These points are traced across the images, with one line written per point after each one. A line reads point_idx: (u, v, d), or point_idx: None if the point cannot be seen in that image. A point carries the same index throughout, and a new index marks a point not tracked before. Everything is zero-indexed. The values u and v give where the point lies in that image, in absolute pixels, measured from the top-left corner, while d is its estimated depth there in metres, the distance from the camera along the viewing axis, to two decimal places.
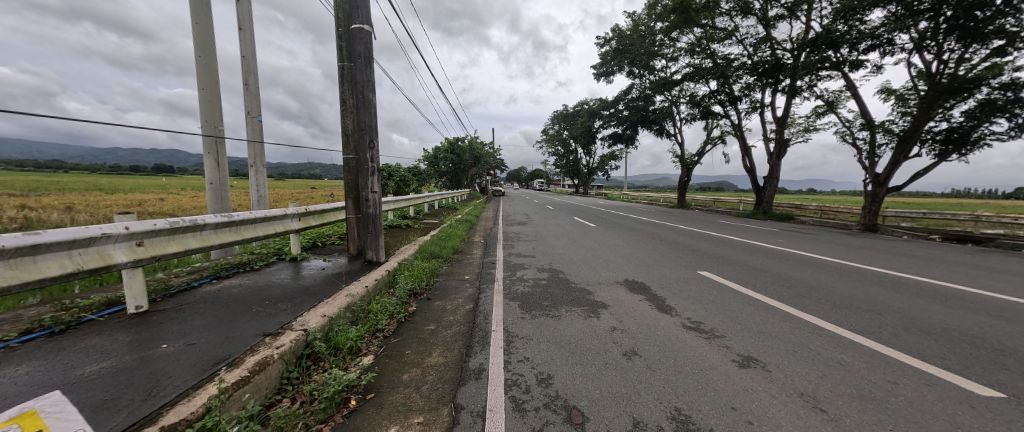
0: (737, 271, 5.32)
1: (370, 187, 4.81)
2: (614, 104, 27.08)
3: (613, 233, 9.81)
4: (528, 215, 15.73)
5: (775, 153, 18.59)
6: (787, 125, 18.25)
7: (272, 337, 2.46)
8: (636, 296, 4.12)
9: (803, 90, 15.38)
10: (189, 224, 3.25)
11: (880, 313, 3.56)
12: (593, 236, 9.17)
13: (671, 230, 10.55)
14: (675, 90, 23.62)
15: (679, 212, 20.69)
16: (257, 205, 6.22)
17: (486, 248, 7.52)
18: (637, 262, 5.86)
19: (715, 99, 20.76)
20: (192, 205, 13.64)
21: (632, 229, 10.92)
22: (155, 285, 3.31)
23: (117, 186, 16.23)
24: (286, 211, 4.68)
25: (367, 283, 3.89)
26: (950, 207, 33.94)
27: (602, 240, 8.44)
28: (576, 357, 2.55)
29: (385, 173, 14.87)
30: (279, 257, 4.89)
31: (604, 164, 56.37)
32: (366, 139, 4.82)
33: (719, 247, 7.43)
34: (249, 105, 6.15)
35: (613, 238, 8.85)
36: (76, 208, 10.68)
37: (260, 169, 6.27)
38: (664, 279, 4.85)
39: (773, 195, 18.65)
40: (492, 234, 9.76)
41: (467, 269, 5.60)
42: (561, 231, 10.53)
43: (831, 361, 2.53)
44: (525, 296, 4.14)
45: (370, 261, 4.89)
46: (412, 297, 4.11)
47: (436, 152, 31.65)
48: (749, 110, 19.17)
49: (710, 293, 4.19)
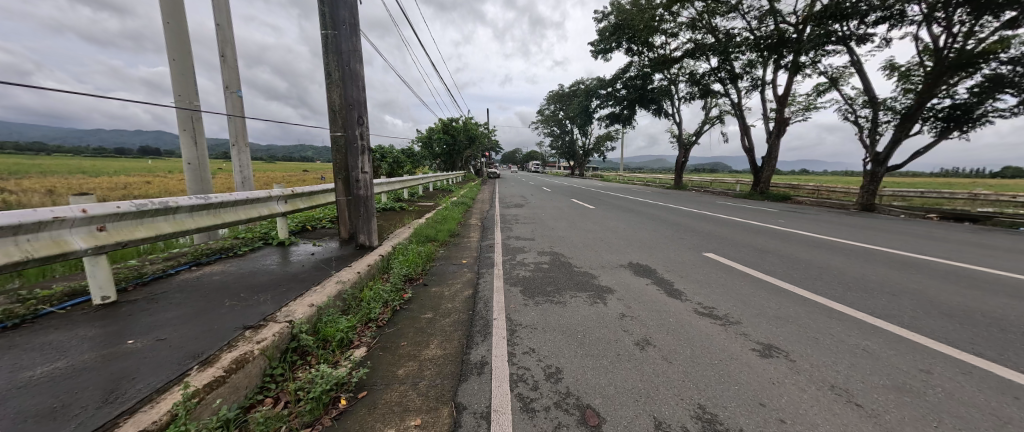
0: (743, 252, 5.17)
1: (360, 167, 4.49)
2: (612, 82, 26.36)
3: (612, 215, 9.63)
4: (525, 197, 15.46)
5: (774, 132, 18.32)
6: (789, 104, 17.91)
7: (252, 330, 2.23)
8: (643, 280, 3.95)
9: (807, 66, 14.95)
10: (161, 207, 2.95)
11: (897, 295, 3.44)
12: (593, 218, 8.96)
13: (670, 211, 10.39)
14: (675, 67, 22.95)
15: (677, 193, 20.57)
16: (242, 187, 5.87)
17: (484, 231, 7.29)
18: (640, 244, 5.68)
19: (716, 77, 20.21)
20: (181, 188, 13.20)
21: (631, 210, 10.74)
22: (126, 272, 3.03)
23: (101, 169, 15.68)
24: (270, 193, 4.37)
25: (359, 269, 3.66)
26: (940, 186, 34.39)
27: (602, 222, 8.24)
28: (585, 348, 2.37)
29: (378, 154, 14.40)
30: (265, 242, 4.61)
31: (600, 145, 55.70)
32: (355, 115, 4.45)
33: (722, 228, 7.27)
34: (226, 78, 5.68)
35: (614, 219, 8.65)
36: (58, 191, 10.20)
37: (244, 148, 5.88)
38: (670, 262, 4.68)
39: (771, 175, 18.52)
40: (489, 217, 9.53)
41: (465, 253, 5.39)
42: (559, 213, 10.31)
43: (856, 349, 2.38)
44: (527, 280, 3.96)
45: (363, 246, 4.64)
46: (407, 283, 3.90)
47: (430, 133, 30.89)
48: (749, 89, 18.75)
49: (719, 276, 4.04)
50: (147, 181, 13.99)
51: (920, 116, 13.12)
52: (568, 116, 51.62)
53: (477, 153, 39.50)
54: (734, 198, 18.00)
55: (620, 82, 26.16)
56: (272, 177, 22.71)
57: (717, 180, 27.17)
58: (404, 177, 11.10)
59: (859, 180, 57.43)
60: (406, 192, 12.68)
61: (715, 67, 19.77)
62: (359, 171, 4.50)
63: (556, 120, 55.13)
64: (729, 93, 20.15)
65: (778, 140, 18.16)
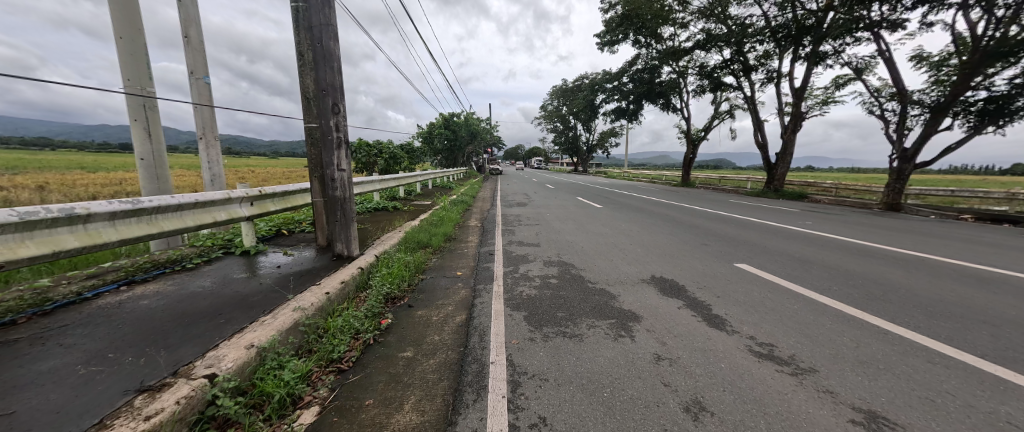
0: (781, 263, 4.48)
1: (335, 163, 3.81)
2: (619, 76, 25.46)
3: (622, 215, 8.93)
4: (529, 195, 14.77)
5: (789, 127, 17.45)
6: (807, 98, 16.99)
7: (148, 396, 1.57)
8: (673, 301, 3.26)
9: (828, 56, 14.06)
10: (61, 215, 2.27)
11: (997, 326, 2.73)
12: (603, 219, 8.26)
13: (685, 212, 9.65)
14: (684, 60, 22.04)
15: (686, 191, 19.82)
16: (211, 185, 5.21)
17: (483, 235, 6.62)
18: (659, 252, 4.99)
19: (728, 69, 19.32)
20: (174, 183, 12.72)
21: (642, 211, 10.01)
22: (24, 298, 2.38)
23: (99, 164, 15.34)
24: (230, 194, 3.69)
25: (327, 289, 2.99)
26: (955, 184, 33.27)
27: (612, 224, 7.54)
28: (616, 418, 1.70)
29: (373, 150, 13.73)
30: (228, 250, 3.96)
31: (604, 141, 54.69)
32: (329, 101, 3.75)
33: (746, 232, 6.57)
34: (191, 62, 4.99)
35: (625, 221, 7.94)
36: (45, 186, 9.80)
37: (213, 141, 5.22)
38: (699, 275, 3.99)
39: (785, 172, 17.68)
40: (490, 218, 8.86)
41: (460, 262, 4.72)
42: (564, 213, 9.60)
43: (997, 421, 1.70)
44: (531, 300, 3.30)
45: (340, 256, 3.96)
46: (388, 305, 3.23)
47: (430, 128, 30.16)
48: (764, 81, 17.85)
49: (765, 295, 3.34)
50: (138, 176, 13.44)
51: (952, 110, 12.25)
52: (572, 112, 50.69)
53: (479, 149, 38.77)
54: (746, 196, 17.21)
55: (627, 76, 25.26)
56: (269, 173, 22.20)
57: (726, 178, 26.28)
58: (399, 174, 10.45)
59: (869, 177, 56.14)
60: (403, 190, 12.01)
61: (728, 58, 18.86)
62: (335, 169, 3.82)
63: (559, 116, 54.15)
64: (742, 87, 19.24)
65: (794, 135, 17.27)
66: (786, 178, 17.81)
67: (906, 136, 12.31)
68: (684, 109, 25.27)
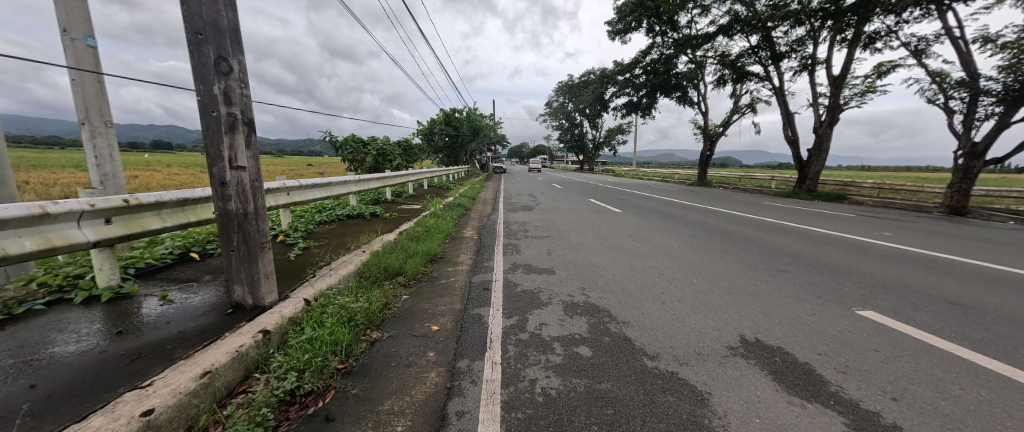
0: (927, 310, 2.95)
1: (225, 158, 2.30)
2: (631, 68, 23.74)
3: (650, 222, 7.43)
4: (535, 196, 13.24)
5: (824, 120, 15.70)
6: (846, 88, 15.19)
7: None
8: (818, 409, 1.76)
9: (877, 37, 12.31)
10: None
11: None
12: (628, 228, 6.78)
13: (723, 218, 8.10)
14: (703, 48, 20.27)
15: (706, 192, 18.18)
16: (100, 188, 3.76)
17: (480, 252, 5.14)
18: (730, 286, 3.49)
19: (754, 57, 17.58)
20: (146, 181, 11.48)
21: (670, 216, 8.47)
22: None
23: None
24: (47, 206, 2.19)
25: (147, 407, 1.46)
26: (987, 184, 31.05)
27: (641, 235, 6.05)
28: None
29: (362, 145, 12.32)
30: (64, 298, 2.48)
31: (611, 138, 53.02)
32: (210, 54, 2.21)
33: (823, 249, 5.03)
34: (63, 16, 3.52)
35: (657, 231, 6.44)
36: None
37: (104, 129, 3.80)
38: (817, 336, 2.50)
39: (820, 170, 15.95)
40: (490, 225, 7.37)
41: (440, 304, 3.23)
42: (579, 218, 8.13)
43: None
44: (555, 407, 1.78)
45: (239, 307, 2.44)
46: (285, 421, 1.70)
47: (431, 124, 28.87)
48: (796, 70, 16.09)
49: (976, 397, 1.85)
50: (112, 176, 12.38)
51: None
52: (578, 108, 49.12)
53: (482, 146, 37.47)
54: (775, 197, 15.59)
55: (640, 67, 23.51)
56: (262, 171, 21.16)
57: (746, 177, 24.55)
58: (388, 172, 9.05)
59: (888, 175, 53.91)
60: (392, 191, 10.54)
61: (754, 45, 17.13)
62: (225, 165, 2.30)
63: (564, 113, 52.47)
64: (768, 77, 17.53)
65: (831, 130, 15.48)
66: (820, 177, 16.09)
67: (975, 128, 10.57)
68: (701, 103, 23.54)
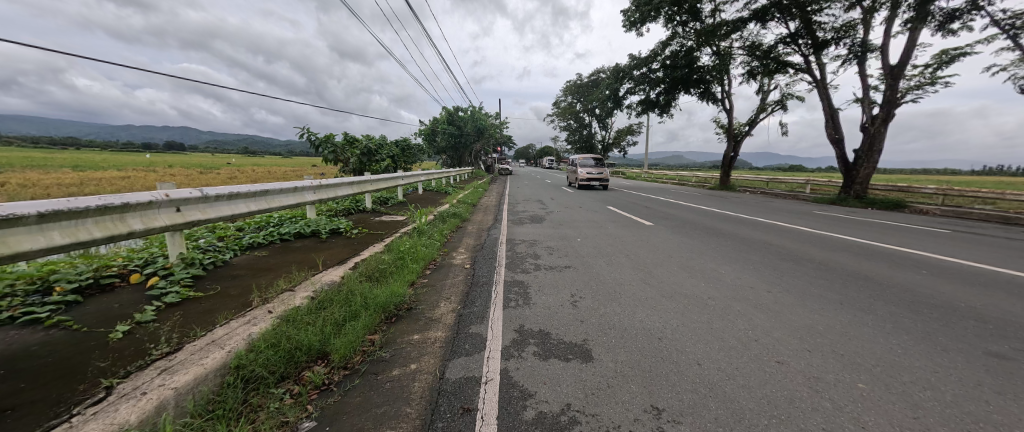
0: None
1: None
2: (648, 62, 21.85)
3: (696, 241, 5.75)
4: (544, 203, 11.56)
5: (877, 116, 13.71)
6: (905, 78, 13.23)
7: None
8: None
9: (953, 16, 10.37)
10: None
11: None
12: (672, 250, 5.10)
13: (788, 236, 6.34)
14: (731, 38, 18.36)
15: (736, 197, 16.29)
16: None
17: (470, 296, 3.46)
18: (949, 411, 1.75)
19: (793, 46, 15.66)
20: (102, 183, 10.03)
21: (718, 232, 6.73)
22: None
23: (43, 159, 12.95)
24: None
25: None
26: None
27: (698, 265, 4.36)
28: None
29: (347, 143, 10.79)
30: None
31: (621, 139, 51.10)
32: None
33: (996, 299, 3.27)
34: None
35: (715, 257, 4.75)
36: None
37: None
38: None
39: (870, 173, 13.99)
40: (490, 244, 5.73)
41: None
42: (603, 233, 6.47)
43: None
44: None
45: None
46: None
47: (433, 124, 27.48)
48: (842, 59, 14.15)
49: None
50: (78, 177, 11.18)
51: None
52: (587, 108, 47.42)
53: (488, 147, 36.08)
54: (819, 205, 13.67)
55: (658, 61, 21.65)
56: (260, 170, 20.28)
57: (774, 180, 22.51)
58: (366, 176, 7.48)
59: (915, 178, 51.05)
60: (376, 197, 8.91)
61: (793, 31, 15.24)
62: None
63: (572, 113, 50.70)
64: (808, 69, 15.61)
65: (884, 127, 13.54)
66: (871, 181, 14.12)
67: None
68: (725, 100, 21.61)
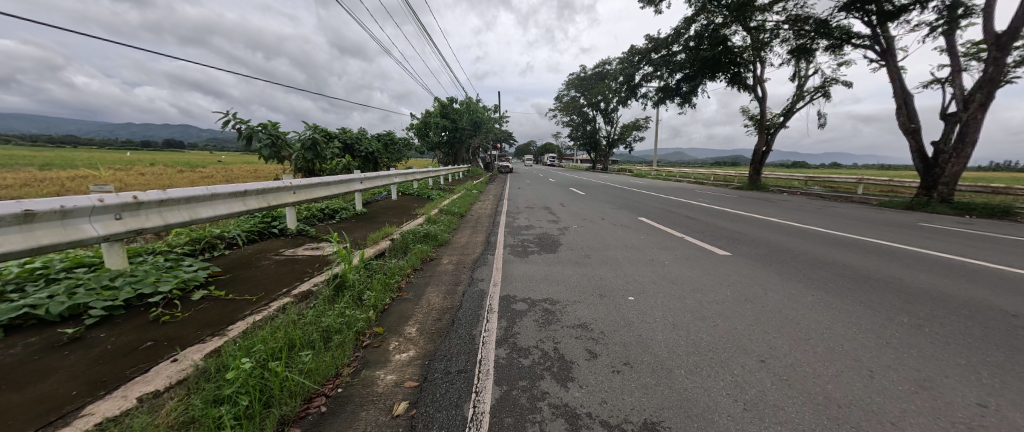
0: None
1: None
2: (669, 43, 18.84)
3: (852, 304, 3.10)
4: (553, 212, 8.92)
5: (972, 99, 10.93)
6: (1012, 50, 10.43)
7: None
8: None
9: None
10: None
11: None
12: (844, 342, 2.44)
13: (981, 282, 3.71)
14: (771, 10, 15.48)
15: (782, 201, 13.57)
16: None
17: None
18: None
19: (856, 14, 12.72)
20: None
21: (850, 271, 4.08)
22: None
23: None
24: None
25: None
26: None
27: (986, 420, 1.69)
28: None
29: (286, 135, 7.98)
30: None
31: (627, 134, 48.40)
32: None
33: None
34: None
35: (971, 375, 2.09)
36: None
37: None
38: None
39: (958, 171, 11.28)
40: (471, 314, 3.05)
41: None
42: (665, 279, 3.81)
43: None
44: None
45: None
46: None
47: (426, 117, 24.82)
48: (926, 26, 11.29)
49: None
50: None
51: None
52: (591, 101, 44.67)
53: (487, 143, 33.43)
54: (895, 211, 10.97)
55: (680, 42, 18.62)
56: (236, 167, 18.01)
57: (812, 178, 19.86)
58: (283, 181, 4.73)
59: (935, 174, 48.30)
60: (310, 211, 6.08)
61: None
62: None
63: (576, 107, 47.81)
64: (875, 43, 12.72)
65: (982, 113, 10.79)
66: (957, 180, 11.41)
67: None
68: (757, 86, 18.81)
